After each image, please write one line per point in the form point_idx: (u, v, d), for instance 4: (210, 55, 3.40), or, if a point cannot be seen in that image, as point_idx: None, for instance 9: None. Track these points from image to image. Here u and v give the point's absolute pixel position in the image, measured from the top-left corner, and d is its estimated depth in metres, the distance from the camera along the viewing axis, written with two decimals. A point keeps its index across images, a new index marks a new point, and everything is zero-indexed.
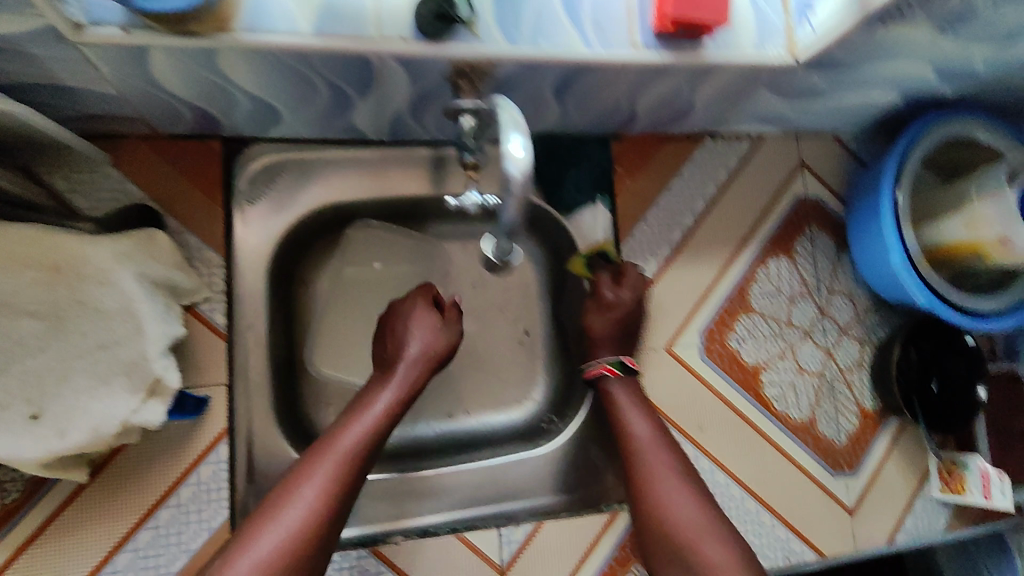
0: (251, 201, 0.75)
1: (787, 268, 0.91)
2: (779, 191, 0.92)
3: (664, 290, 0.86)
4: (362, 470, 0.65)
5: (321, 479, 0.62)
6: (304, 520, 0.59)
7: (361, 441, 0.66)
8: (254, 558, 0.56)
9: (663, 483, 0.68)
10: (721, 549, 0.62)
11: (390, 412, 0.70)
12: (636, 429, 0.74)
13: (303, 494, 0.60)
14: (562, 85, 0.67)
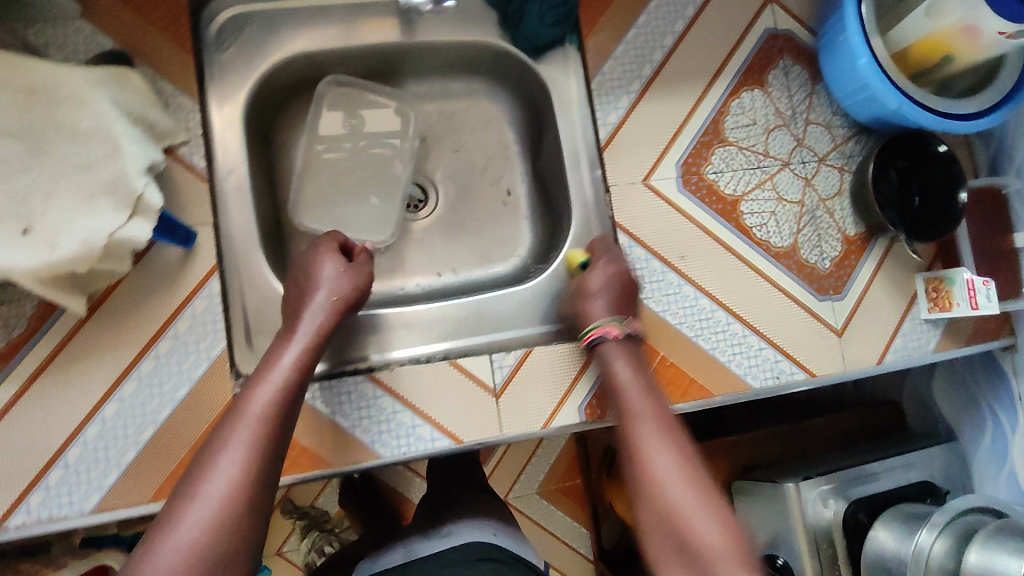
0: (219, 51, 0.78)
1: (762, 99, 0.90)
2: (749, 23, 0.91)
3: (638, 124, 0.86)
4: (284, 430, 0.61)
5: (240, 449, 0.58)
6: (227, 492, 0.55)
7: (275, 398, 0.62)
8: (179, 541, 0.52)
9: (655, 456, 0.66)
10: (718, 533, 0.61)
11: (305, 365, 0.66)
12: (621, 372, 0.75)
13: (223, 466, 0.56)
14: None
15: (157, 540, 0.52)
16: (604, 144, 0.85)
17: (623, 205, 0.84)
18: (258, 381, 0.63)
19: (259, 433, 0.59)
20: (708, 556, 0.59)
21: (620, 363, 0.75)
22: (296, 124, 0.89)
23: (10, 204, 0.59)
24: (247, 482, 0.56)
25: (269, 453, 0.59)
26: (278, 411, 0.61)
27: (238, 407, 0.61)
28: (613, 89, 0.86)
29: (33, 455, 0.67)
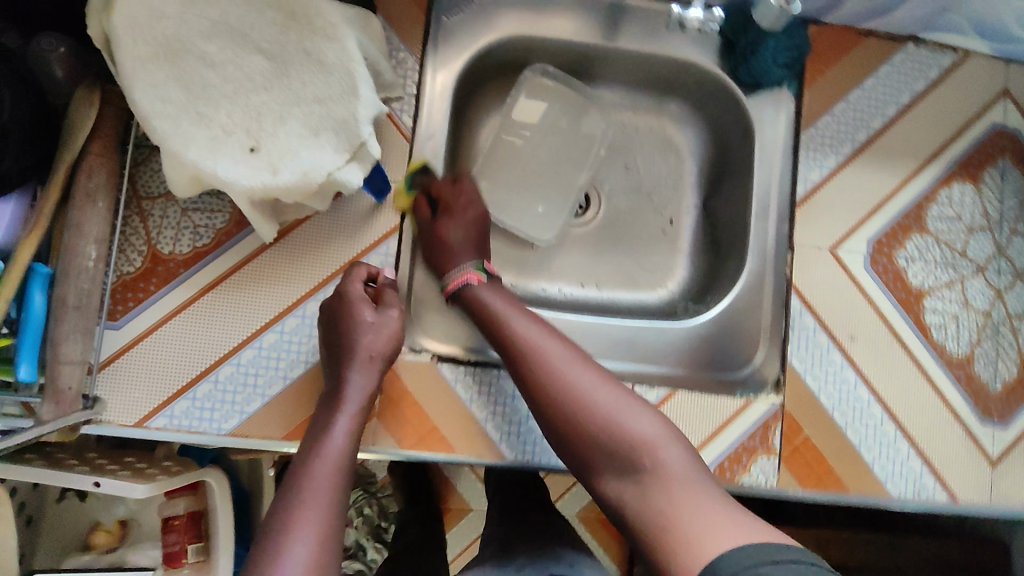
0: (448, 15, 0.77)
1: (972, 196, 0.84)
2: (977, 114, 0.86)
3: (839, 190, 0.81)
4: (345, 504, 0.58)
5: (309, 537, 0.53)
6: None
7: (337, 472, 0.58)
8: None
9: (544, 341, 0.65)
10: (651, 421, 0.61)
11: (354, 440, 0.62)
12: (495, 303, 0.69)
13: (294, 554, 0.52)
14: None
15: None
16: (799, 201, 0.81)
17: (804, 268, 0.80)
18: (310, 457, 0.59)
19: (328, 512, 0.55)
20: (632, 452, 0.59)
21: (486, 288, 0.70)
22: (487, 103, 0.88)
23: (245, 121, 0.60)
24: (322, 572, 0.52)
25: (336, 534, 0.55)
26: (338, 486, 0.58)
27: (290, 492, 0.56)
28: (823, 147, 0.81)
29: (188, 364, 0.67)
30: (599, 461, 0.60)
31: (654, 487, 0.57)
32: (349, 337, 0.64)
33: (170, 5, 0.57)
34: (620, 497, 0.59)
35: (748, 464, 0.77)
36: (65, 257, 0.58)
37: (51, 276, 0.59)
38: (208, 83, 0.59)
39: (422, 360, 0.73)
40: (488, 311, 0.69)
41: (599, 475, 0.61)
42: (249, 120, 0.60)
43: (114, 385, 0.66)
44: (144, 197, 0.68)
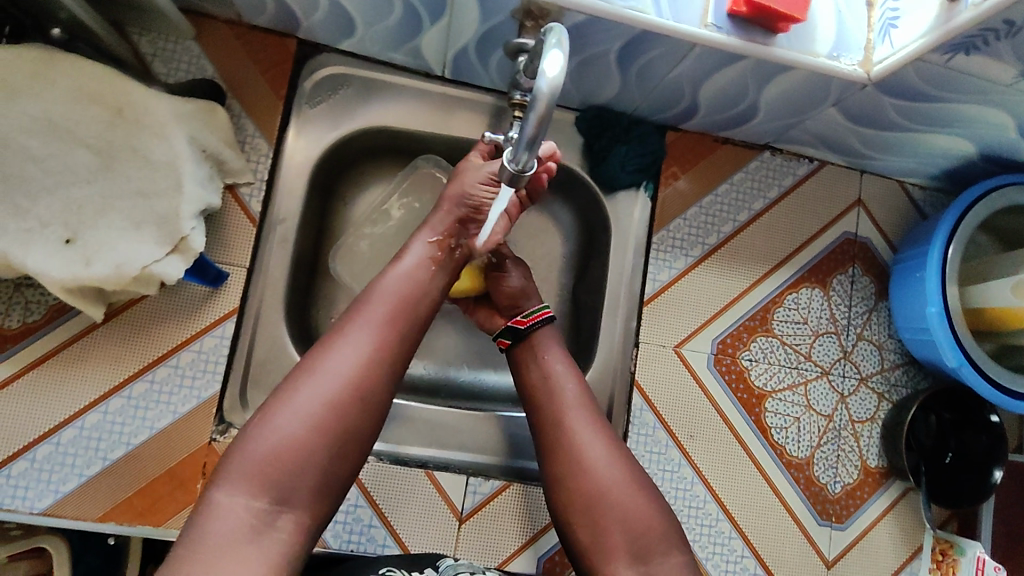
0: (310, 104, 0.79)
1: (820, 300, 0.88)
2: (830, 221, 0.90)
3: (685, 290, 0.85)
4: (405, 322, 0.58)
5: (359, 337, 0.55)
6: (351, 371, 0.53)
7: (402, 295, 0.59)
8: (300, 412, 0.50)
9: (585, 438, 0.61)
10: (635, 497, 0.58)
11: (426, 265, 0.63)
12: (555, 368, 0.67)
13: (342, 352, 0.54)
14: (627, 50, 0.69)
15: (274, 412, 0.50)
16: (646, 299, 0.84)
17: (648, 364, 0.83)
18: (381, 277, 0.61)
19: (382, 328, 0.57)
20: (648, 537, 0.56)
21: (552, 356, 0.67)
22: (361, 181, 0.88)
23: (63, 214, 0.61)
24: (369, 369, 0.54)
25: (391, 343, 0.56)
26: (407, 298, 0.59)
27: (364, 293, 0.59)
28: (673, 249, 0.85)
29: (5, 440, 0.67)
30: (591, 523, 0.57)
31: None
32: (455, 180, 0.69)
33: None
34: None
35: None
36: None
37: None
38: (28, 176, 0.60)
39: None
40: (540, 374, 0.66)
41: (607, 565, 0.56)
42: (68, 214, 0.62)
43: None
44: None
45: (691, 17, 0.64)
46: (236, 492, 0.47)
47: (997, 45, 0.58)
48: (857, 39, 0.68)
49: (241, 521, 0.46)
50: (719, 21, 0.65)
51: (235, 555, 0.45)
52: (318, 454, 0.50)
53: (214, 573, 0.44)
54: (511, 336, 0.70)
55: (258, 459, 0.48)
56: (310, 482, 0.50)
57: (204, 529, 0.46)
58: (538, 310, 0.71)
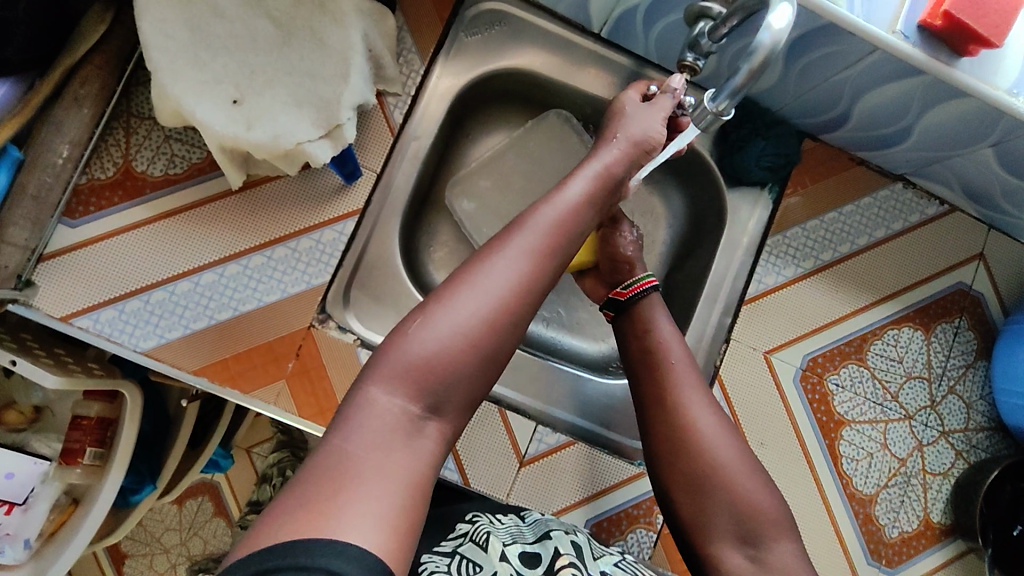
0: (467, 33, 0.81)
1: (920, 343, 0.86)
2: (947, 268, 0.87)
3: (787, 299, 0.83)
4: (562, 255, 0.51)
5: (521, 252, 0.49)
6: (509, 287, 0.47)
7: (565, 219, 0.53)
8: (459, 321, 0.45)
9: (696, 411, 0.59)
10: (748, 478, 0.57)
11: (589, 199, 0.56)
12: (662, 330, 0.65)
13: (502, 265, 0.48)
14: (801, 43, 0.69)
15: (434, 314, 0.46)
16: (747, 298, 0.83)
17: (734, 362, 0.82)
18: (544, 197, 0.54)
19: (545, 247, 0.50)
20: (758, 519, 0.55)
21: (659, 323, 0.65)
22: (491, 120, 0.90)
23: (236, 76, 0.64)
24: (527, 288, 0.48)
25: (548, 272, 0.50)
26: (567, 227, 0.52)
27: (523, 212, 0.52)
28: (785, 255, 0.84)
29: (126, 278, 0.70)
30: (700, 500, 0.57)
31: (770, 568, 0.53)
32: (622, 122, 0.66)
33: None
34: (731, 566, 0.55)
35: (626, 530, 0.76)
36: (39, 150, 0.66)
37: (20, 161, 0.65)
38: (213, 31, 0.64)
39: (341, 341, 0.74)
40: (644, 344, 0.64)
41: (713, 542, 0.56)
42: (240, 76, 0.65)
43: (51, 277, 0.69)
44: (134, 114, 0.72)
45: (880, 20, 0.63)
46: (391, 393, 0.43)
47: None
48: None
49: (392, 421, 0.43)
50: (907, 31, 0.64)
51: (387, 456, 0.41)
52: (467, 370, 0.45)
53: (371, 463, 0.40)
54: (614, 310, 0.70)
55: (413, 364, 0.44)
56: (455, 400, 0.45)
57: (356, 423, 0.42)
58: (641, 281, 0.70)
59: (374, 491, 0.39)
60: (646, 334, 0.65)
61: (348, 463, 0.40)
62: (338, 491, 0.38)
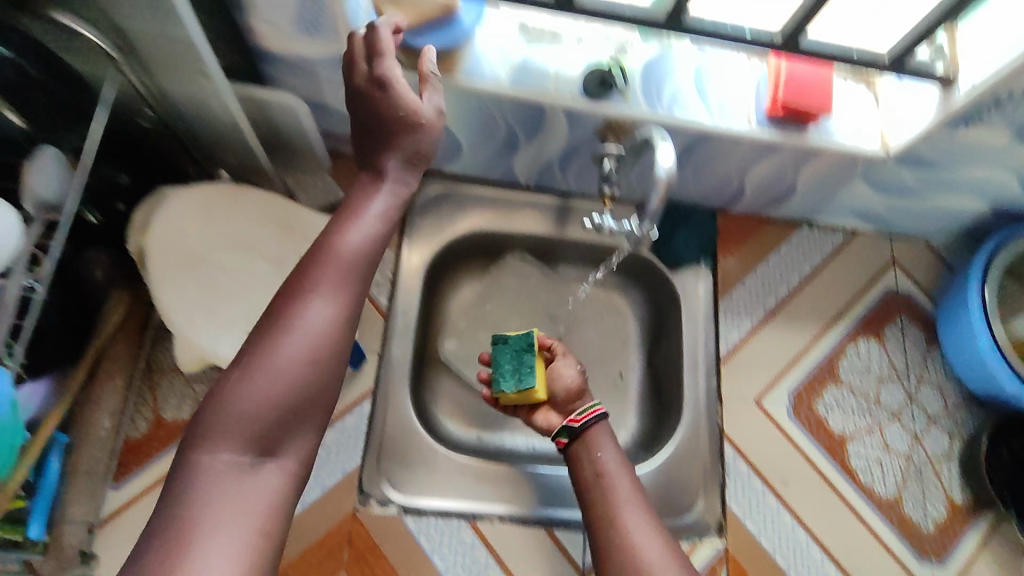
0: (420, 217, 0.95)
1: (877, 350, 0.98)
2: (871, 281, 1.02)
3: (754, 349, 0.96)
4: (362, 284, 0.57)
5: (328, 289, 0.55)
6: (323, 321, 0.54)
7: (369, 247, 0.58)
8: (278, 368, 0.51)
9: (641, 536, 0.64)
10: (673, 573, 0.61)
11: (382, 231, 0.60)
12: (609, 462, 0.71)
13: (316, 305, 0.54)
14: (687, 149, 0.85)
15: (250, 369, 0.51)
16: (722, 359, 0.95)
17: (733, 417, 0.92)
18: (345, 223, 0.58)
19: (347, 278, 0.56)
20: None
21: (607, 452, 0.72)
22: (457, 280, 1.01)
23: (246, 314, 0.75)
24: (339, 323, 0.55)
25: (354, 304, 0.56)
26: (368, 256, 0.58)
27: (320, 246, 0.57)
28: (738, 313, 0.98)
29: None
30: None
31: None
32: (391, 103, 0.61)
33: (196, 228, 0.75)
34: None
35: None
36: (82, 429, 0.72)
37: (66, 444, 0.71)
38: (219, 283, 0.75)
39: (387, 514, 0.82)
40: (595, 469, 0.71)
41: None
42: (250, 313, 0.75)
43: (107, 541, 0.74)
44: (156, 370, 0.81)
45: (739, 119, 0.80)
46: (231, 450, 0.49)
47: (992, 118, 0.74)
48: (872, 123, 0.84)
49: (230, 470, 0.49)
50: (761, 120, 0.81)
51: (231, 501, 0.47)
52: (294, 404, 0.52)
53: (219, 518, 0.46)
54: (568, 436, 0.75)
55: (239, 416, 0.50)
56: (291, 437, 0.52)
57: (200, 484, 0.47)
58: (591, 407, 0.76)
59: (216, 545, 0.45)
60: (592, 460, 0.72)
61: (188, 525, 0.45)
62: (185, 553, 0.44)
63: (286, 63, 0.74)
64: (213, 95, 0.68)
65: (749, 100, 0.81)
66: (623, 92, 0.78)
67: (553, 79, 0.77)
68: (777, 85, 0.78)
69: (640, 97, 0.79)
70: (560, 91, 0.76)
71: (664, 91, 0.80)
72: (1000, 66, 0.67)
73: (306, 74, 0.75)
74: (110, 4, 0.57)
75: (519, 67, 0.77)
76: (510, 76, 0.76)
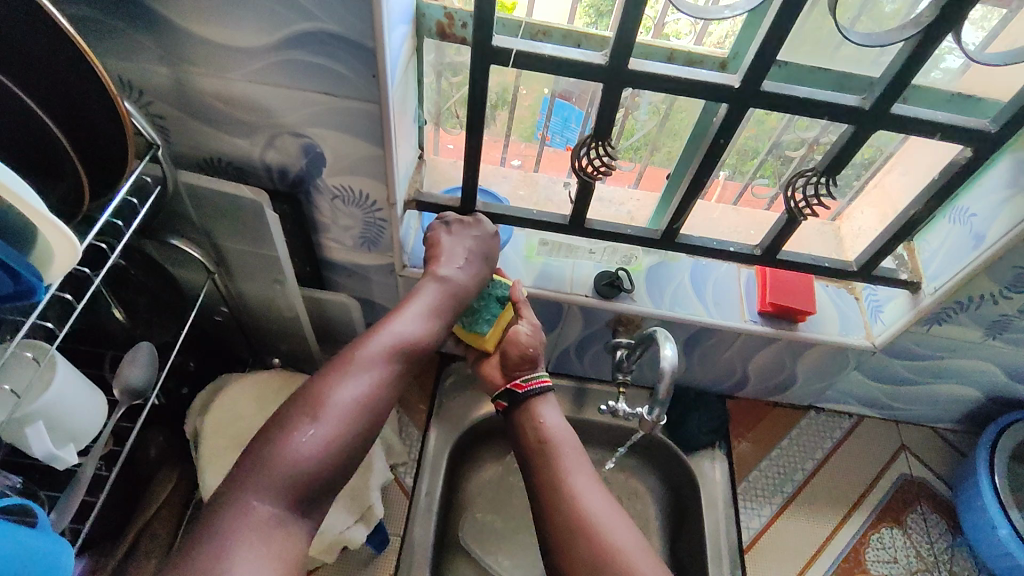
0: (447, 397, 1.01)
1: (902, 538, 0.98)
2: (885, 467, 1.05)
3: (777, 536, 0.97)
4: (405, 368, 0.67)
5: (375, 365, 0.65)
6: (368, 394, 0.63)
7: (412, 337, 0.69)
8: (327, 428, 0.59)
9: (586, 492, 0.67)
10: (629, 536, 0.64)
11: (427, 326, 0.71)
12: (551, 424, 0.74)
13: (362, 379, 0.63)
14: (690, 341, 0.95)
15: (303, 425, 0.59)
16: (746, 546, 0.96)
17: None
18: (395, 316, 0.70)
19: (395, 357, 0.66)
20: None
21: (549, 418, 0.74)
22: (479, 459, 1.05)
23: None
24: (381, 396, 0.64)
25: (395, 385, 0.66)
26: (412, 343, 0.69)
27: (373, 332, 0.68)
28: (755, 499, 1.00)
29: None
30: (586, 564, 0.63)
31: None
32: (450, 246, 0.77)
33: (248, 409, 0.83)
34: None
35: None
36: None
37: None
38: None
39: None
40: (540, 436, 0.73)
41: None
42: None
43: None
44: None
45: (733, 315, 0.91)
46: (263, 501, 0.55)
47: (962, 317, 0.84)
48: (856, 320, 0.93)
49: (264, 518, 0.55)
50: (754, 317, 0.91)
51: (260, 546, 0.53)
52: (333, 462, 0.59)
53: (247, 556, 0.52)
54: (509, 400, 0.78)
55: (286, 468, 0.57)
56: (323, 491, 0.59)
57: (238, 524, 0.53)
58: (537, 376, 0.78)
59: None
60: (535, 427, 0.73)
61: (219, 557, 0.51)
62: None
63: (346, 269, 0.88)
64: (283, 297, 0.81)
65: (742, 300, 0.93)
66: (630, 294, 0.90)
67: (570, 282, 0.90)
68: (765, 289, 0.89)
69: (645, 297, 0.91)
70: (576, 292, 0.89)
71: (666, 292, 0.92)
72: (956, 273, 0.78)
73: (361, 277, 0.89)
74: (219, 231, 0.72)
75: (541, 272, 0.91)
76: (534, 280, 0.90)
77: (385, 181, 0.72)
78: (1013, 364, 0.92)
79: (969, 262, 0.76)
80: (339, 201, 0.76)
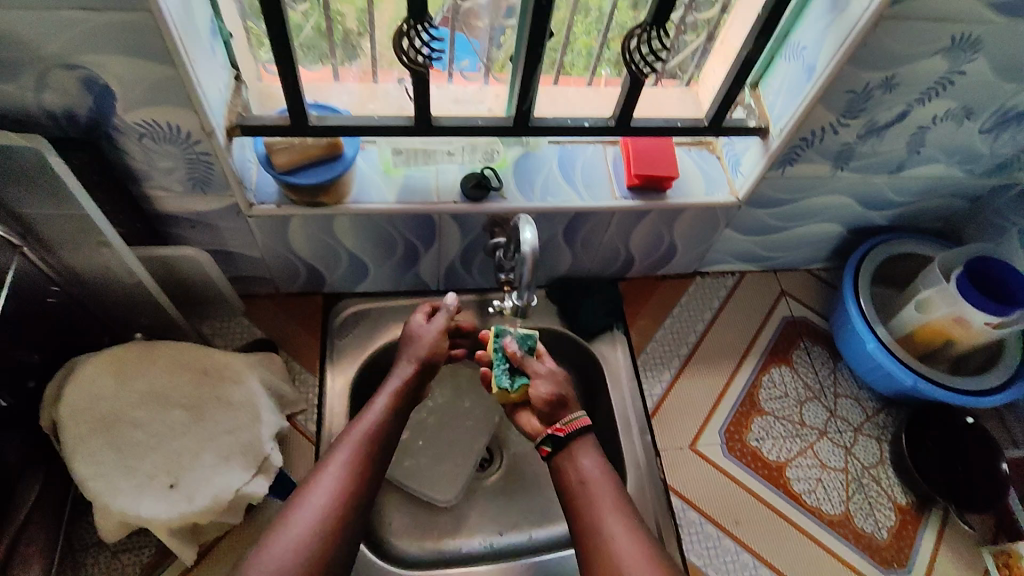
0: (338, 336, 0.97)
1: (790, 374, 1.06)
2: (769, 315, 1.11)
3: (680, 398, 1.02)
4: (378, 458, 0.75)
5: (332, 475, 0.72)
6: (321, 512, 0.69)
7: (374, 429, 0.76)
8: (305, 519, 0.68)
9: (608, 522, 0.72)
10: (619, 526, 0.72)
11: (391, 411, 0.79)
12: (587, 469, 0.77)
13: (321, 489, 0.70)
14: (569, 230, 0.95)
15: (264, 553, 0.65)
16: (652, 413, 1.00)
17: (676, 471, 0.96)
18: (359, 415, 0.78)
19: (360, 463, 0.73)
20: None
21: (586, 458, 0.78)
22: None
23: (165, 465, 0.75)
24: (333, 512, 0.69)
25: (355, 485, 0.72)
26: (376, 439, 0.76)
27: (341, 434, 0.76)
28: (656, 369, 1.04)
29: None
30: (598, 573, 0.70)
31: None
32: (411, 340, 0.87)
33: (108, 389, 0.77)
34: None
35: None
36: None
37: None
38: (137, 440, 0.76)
39: None
40: (580, 478, 0.77)
41: None
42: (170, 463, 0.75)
43: None
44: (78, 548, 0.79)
45: (604, 194, 0.91)
46: None
47: (810, 155, 0.87)
48: (719, 178, 0.95)
49: None
50: (624, 193, 0.91)
51: None
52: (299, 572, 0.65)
53: None
54: (553, 445, 0.79)
55: None
56: None
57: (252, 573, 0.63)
58: (575, 418, 0.80)
59: None
60: (571, 474, 0.77)
61: None
62: None
63: (186, 220, 0.80)
64: (117, 261, 0.73)
65: (611, 178, 0.92)
66: (499, 191, 0.88)
67: (436, 189, 0.86)
68: (630, 162, 0.89)
69: (515, 192, 0.88)
70: (443, 198, 0.85)
71: (535, 183, 0.90)
72: (796, 110, 0.80)
73: (206, 226, 0.82)
74: (9, 196, 0.63)
75: (403, 186, 0.86)
76: (396, 194, 0.85)
77: (193, 109, 0.64)
78: (865, 192, 0.98)
79: (805, 95, 0.78)
80: (148, 140, 0.68)
